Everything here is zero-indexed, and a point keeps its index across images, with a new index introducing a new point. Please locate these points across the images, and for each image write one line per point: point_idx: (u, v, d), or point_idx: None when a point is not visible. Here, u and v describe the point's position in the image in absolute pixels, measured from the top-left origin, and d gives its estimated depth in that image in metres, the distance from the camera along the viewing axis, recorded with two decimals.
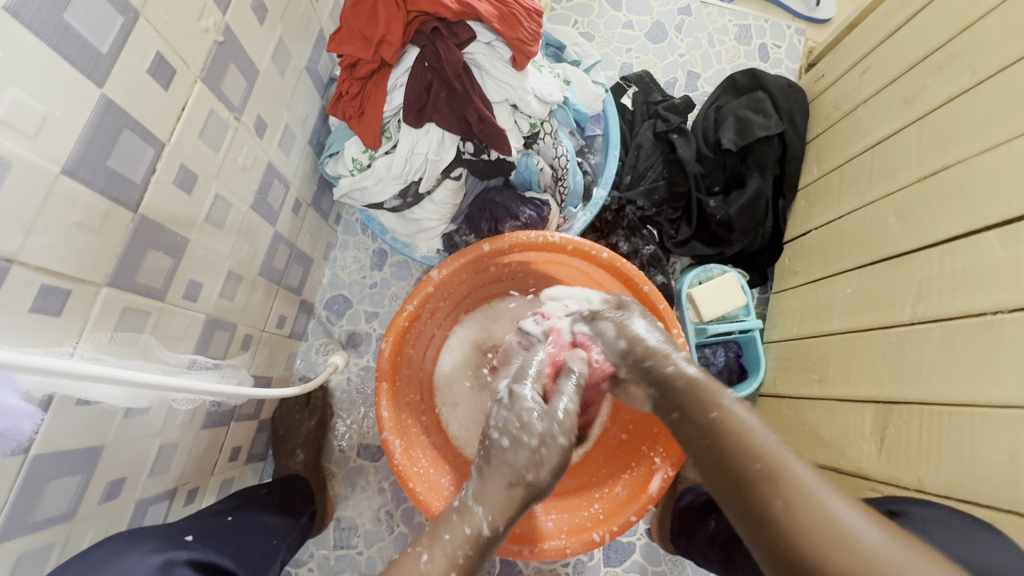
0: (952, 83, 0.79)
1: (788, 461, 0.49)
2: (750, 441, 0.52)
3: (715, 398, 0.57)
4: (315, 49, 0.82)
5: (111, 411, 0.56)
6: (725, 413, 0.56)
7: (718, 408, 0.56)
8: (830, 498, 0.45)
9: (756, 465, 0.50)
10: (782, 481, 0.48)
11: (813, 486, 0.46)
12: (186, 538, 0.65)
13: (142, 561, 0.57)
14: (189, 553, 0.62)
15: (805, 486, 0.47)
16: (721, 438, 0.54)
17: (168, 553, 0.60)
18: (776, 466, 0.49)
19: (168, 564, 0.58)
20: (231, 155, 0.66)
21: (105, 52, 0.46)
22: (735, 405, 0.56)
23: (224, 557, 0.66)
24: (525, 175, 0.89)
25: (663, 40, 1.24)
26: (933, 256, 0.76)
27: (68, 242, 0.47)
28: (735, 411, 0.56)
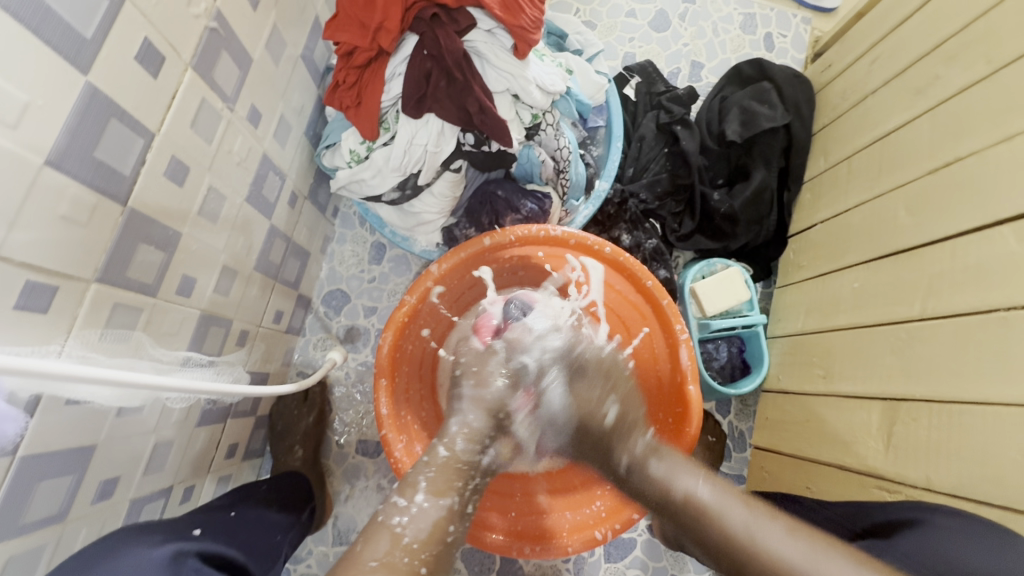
0: (965, 73, 0.77)
1: (762, 536, 0.51)
2: (716, 517, 0.54)
3: (680, 488, 0.57)
4: (311, 37, 0.79)
5: (103, 410, 0.55)
6: (692, 497, 0.56)
7: (683, 494, 0.57)
8: (826, 567, 0.48)
9: (741, 551, 0.51)
10: (768, 563, 0.50)
11: (805, 560, 0.49)
12: (193, 532, 0.64)
13: (151, 552, 0.56)
14: (197, 545, 0.61)
15: (797, 566, 0.49)
16: (694, 518, 0.55)
17: (178, 543, 0.59)
18: (757, 544, 0.51)
19: (179, 555, 0.57)
20: (225, 146, 0.64)
21: (90, 37, 0.44)
22: (697, 486, 0.57)
23: (234, 548, 0.66)
24: (527, 167, 0.88)
25: (666, 29, 1.21)
26: (944, 250, 0.74)
27: (52, 237, 0.45)
28: (700, 494, 0.56)
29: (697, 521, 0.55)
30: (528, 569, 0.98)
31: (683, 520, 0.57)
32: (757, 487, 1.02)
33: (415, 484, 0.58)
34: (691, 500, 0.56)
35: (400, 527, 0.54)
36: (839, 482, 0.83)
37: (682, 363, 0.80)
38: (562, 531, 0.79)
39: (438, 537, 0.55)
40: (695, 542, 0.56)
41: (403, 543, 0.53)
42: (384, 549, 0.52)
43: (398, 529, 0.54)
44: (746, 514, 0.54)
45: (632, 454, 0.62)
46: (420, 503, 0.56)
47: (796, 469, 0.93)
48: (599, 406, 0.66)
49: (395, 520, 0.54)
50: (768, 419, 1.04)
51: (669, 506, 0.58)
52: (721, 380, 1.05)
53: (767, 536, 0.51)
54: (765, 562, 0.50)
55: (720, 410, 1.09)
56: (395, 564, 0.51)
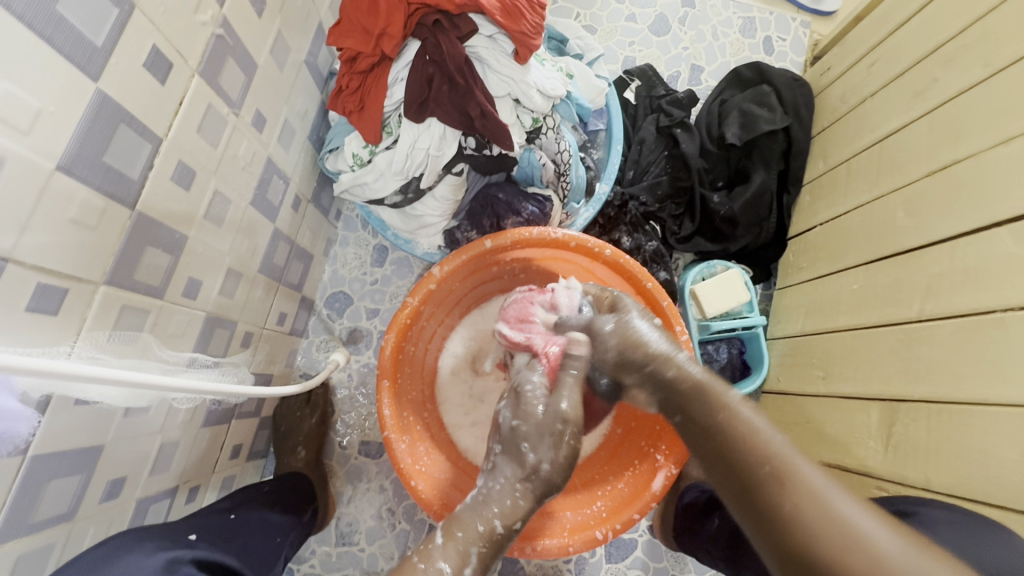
0: (962, 76, 0.78)
1: (796, 463, 0.51)
2: (753, 436, 0.54)
3: (720, 400, 0.59)
4: (315, 42, 0.81)
5: (111, 410, 0.55)
6: (730, 411, 0.57)
7: (723, 409, 0.57)
8: (844, 503, 0.46)
9: (764, 468, 0.51)
10: (789, 483, 0.49)
11: (823, 487, 0.48)
12: (189, 536, 0.65)
13: (146, 560, 0.57)
14: (194, 552, 0.62)
15: (814, 489, 0.48)
16: (726, 439, 0.55)
17: (174, 551, 0.60)
18: (787, 467, 0.50)
19: (173, 563, 0.58)
20: (230, 150, 0.65)
21: (100, 45, 0.45)
22: (740, 404, 0.57)
23: (229, 556, 0.66)
24: (528, 171, 0.88)
25: (666, 33, 1.22)
26: (942, 252, 0.75)
27: (63, 240, 0.46)
28: (741, 412, 0.56)
29: (730, 441, 0.55)
30: (529, 570, 0.99)
31: (710, 431, 0.57)
32: None
33: (463, 554, 0.57)
34: (732, 414, 0.57)
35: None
36: (840, 482, 0.84)
37: None
38: (564, 531, 0.78)
39: None
40: (719, 464, 0.55)
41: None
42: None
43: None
44: (786, 444, 0.53)
45: (679, 367, 0.63)
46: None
47: None
48: (641, 331, 0.67)
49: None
50: (768, 421, 1.04)
51: (702, 414, 0.58)
52: None
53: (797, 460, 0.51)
54: (785, 481, 0.50)
55: None
56: None
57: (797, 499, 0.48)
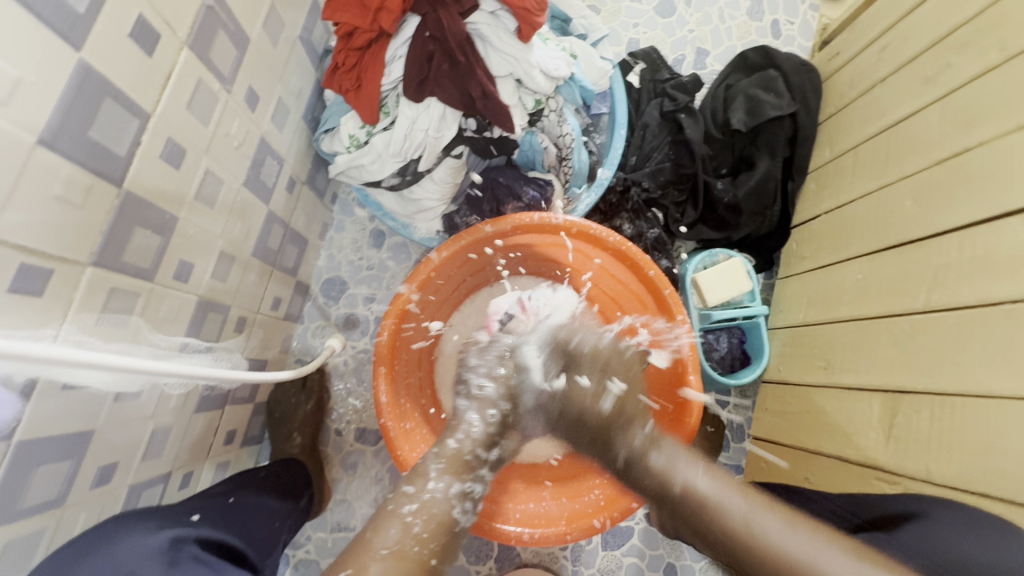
0: (977, 62, 0.76)
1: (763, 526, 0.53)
2: (723, 513, 0.55)
3: (669, 478, 0.59)
4: (310, 17, 0.78)
5: (101, 394, 0.54)
6: (690, 490, 0.57)
7: (682, 485, 0.57)
8: (825, 557, 0.49)
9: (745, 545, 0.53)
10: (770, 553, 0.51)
11: (804, 550, 0.50)
12: (191, 517, 0.64)
13: (145, 540, 0.55)
14: (196, 531, 0.61)
15: (799, 556, 0.50)
16: (700, 513, 0.56)
17: (176, 530, 0.59)
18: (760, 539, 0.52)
19: (177, 541, 0.57)
20: (222, 128, 0.63)
21: (82, 12, 0.43)
22: (696, 478, 0.58)
23: (233, 535, 0.66)
24: (529, 154, 0.87)
25: (671, 15, 1.19)
26: (951, 242, 0.74)
27: (46, 218, 0.44)
28: (700, 485, 0.57)
29: (702, 520, 0.56)
30: (526, 557, 0.99)
31: (680, 510, 0.58)
32: (755, 478, 1.03)
33: (425, 474, 0.61)
34: (691, 493, 0.57)
35: (410, 516, 0.56)
36: (838, 472, 0.84)
37: (682, 354, 0.79)
38: (561, 519, 0.78)
39: (444, 529, 0.57)
40: (693, 533, 0.57)
41: (413, 531, 0.55)
42: (394, 537, 0.54)
43: (407, 518, 0.56)
44: (752, 507, 0.55)
45: (631, 447, 0.62)
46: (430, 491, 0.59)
47: (794, 460, 0.93)
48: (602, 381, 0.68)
49: (404, 508, 0.57)
50: (767, 410, 1.04)
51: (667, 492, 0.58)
52: (721, 370, 1.05)
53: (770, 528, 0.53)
54: (743, 551, 0.53)
55: (719, 401, 1.09)
56: (406, 552, 0.53)
57: (788, 570, 0.50)
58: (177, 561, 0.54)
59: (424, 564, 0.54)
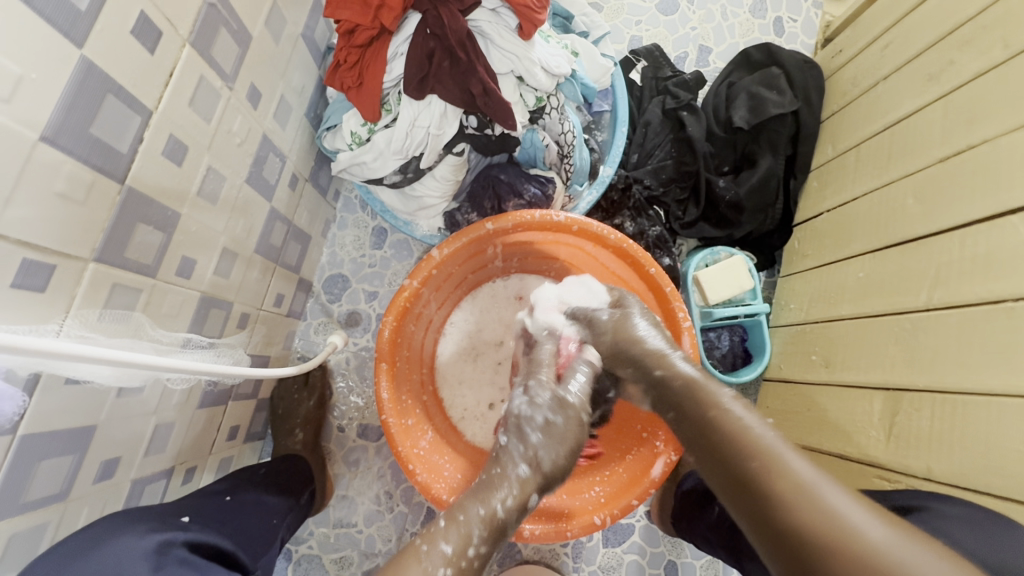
0: (981, 59, 0.75)
1: (783, 454, 0.48)
2: (742, 430, 0.52)
3: (711, 394, 0.57)
4: (312, 15, 0.78)
5: (103, 390, 0.54)
6: (720, 410, 0.55)
7: (713, 406, 0.56)
8: (831, 492, 0.44)
9: (751, 463, 0.49)
10: (777, 478, 0.46)
11: (812, 480, 0.45)
12: (182, 519, 0.63)
13: (138, 542, 0.55)
14: (185, 534, 0.60)
15: (803, 481, 0.45)
16: (717, 430, 0.54)
17: (166, 533, 0.59)
18: (772, 462, 0.48)
19: (164, 545, 0.57)
20: (224, 125, 0.63)
21: (84, 9, 0.43)
22: (730, 402, 0.56)
23: (225, 538, 0.66)
24: (530, 152, 0.86)
25: (674, 12, 1.19)
26: (953, 239, 0.73)
27: (49, 214, 0.45)
28: (731, 410, 0.54)
29: (716, 431, 0.54)
30: (527, 553, 0.99)
31: (700, 425, 0.56)
32: None
33: (465, 535, 0.52)
34: (718, 408, 0.55)
35: None
36: (840, 470, 0.84)
37: (683, 352, 0.78)
38: (562, 515, 0.78)
39: None
40: (705, 451, 0.55)
41: None
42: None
43: None
44: (776, 438, 0.50)
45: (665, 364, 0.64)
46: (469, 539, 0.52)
47: None
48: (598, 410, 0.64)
49: None
50: (767, 409, 1.04)
51: (695, 406, 0.57)
52: (722, 369, 1.05)
53: (788, 458, 0.48)
54: (746, 466, 0.49)
55: None
56: None
57: (785, 491, 0.45)
58: (162, 565, 0.54)
59: None
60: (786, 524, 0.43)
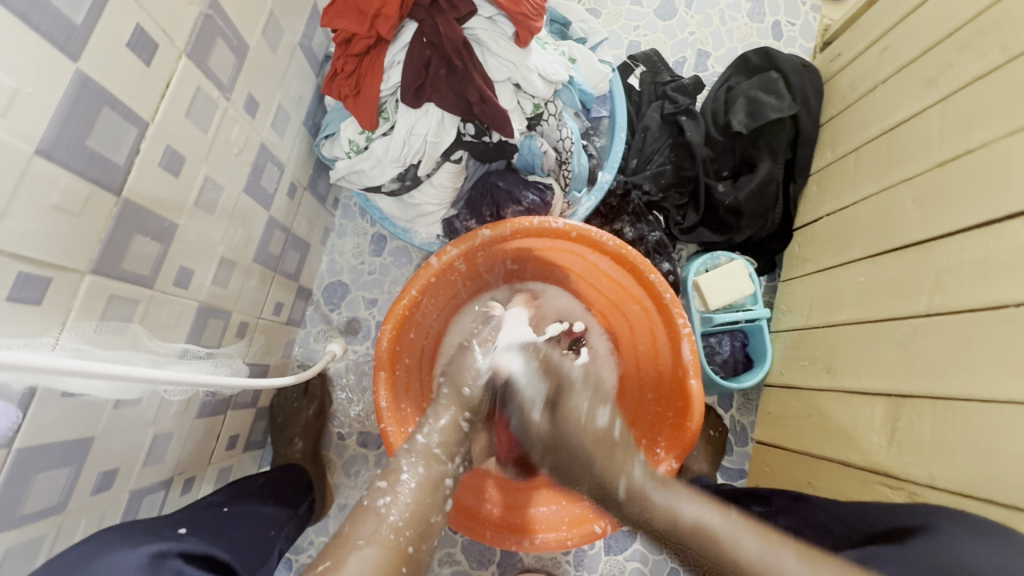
0: (978, 62, 0.75)
1: (741, 545, 0.49)
2: (695, 530, 0.51)
3: (642, 501, 0.56)
4: (310, 24, 0.78)
5: (100, 402, 0.54)
6: (665, 515, 0.53)
7: (658, 500, 0.55)
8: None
9: (721, 569, 0.49)
10: (744, 572, 0.48)
11: (778, 568, 0.47)
12: (178, 531, 0.64)
13: (129, 556, 0.55)
14: (180, 546, 0.60)
15: (772, 573, 0.47)
16: (669, 533, 0.53)
17: (160, 545, 0.58)
18: (738, 561, 0.48)
19: (158, 557, 0.56)
20: (222, 135, 0.63)
21: (79, 23, 0.43)
22: (661, 494, 0.55)
23: (217, 548, 0.65)
24: (528, 158, 0.86)
25: (672, 17, 1.19)
26: (953, 244, 0.73)
27: (44, 227, 0.45)
28: (677, 506, 0.54)
29: (670, 540, 0.53)
30: (528, 562, 0.99)
31: (648, 530, 0.55)
32: (758, 482, 1.02)
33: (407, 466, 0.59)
34: (664, 507, 0.54)
35: (385, 508, 0.54)
36: (842, 478, 0.83)
37: (684, 359, 0.78)
38: (562, 524, 0.77)
39: (421, 519, 0.55)
40: (667, 551, 0.54)
41: (389, 522, 0.53)
42: (371, 528, 0.51)
43: (384, 511, 0.53)
44: (723, 520, 0.51)
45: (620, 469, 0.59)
46: (405, 482, 0.57)
47: (796, 465, 0.92)
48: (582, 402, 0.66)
49: (380, 502, 0.54)
50: (769, 414, 1.03)
51: (637, 522, 0.56)
52: (723, 374, 1.04)
53: (749, 550, 0.48)
54: (715, 566, 0.49)
55: (723, 405, 1.09)
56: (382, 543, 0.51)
57: None
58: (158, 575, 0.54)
59: (400, 554, 0.51)
60: None
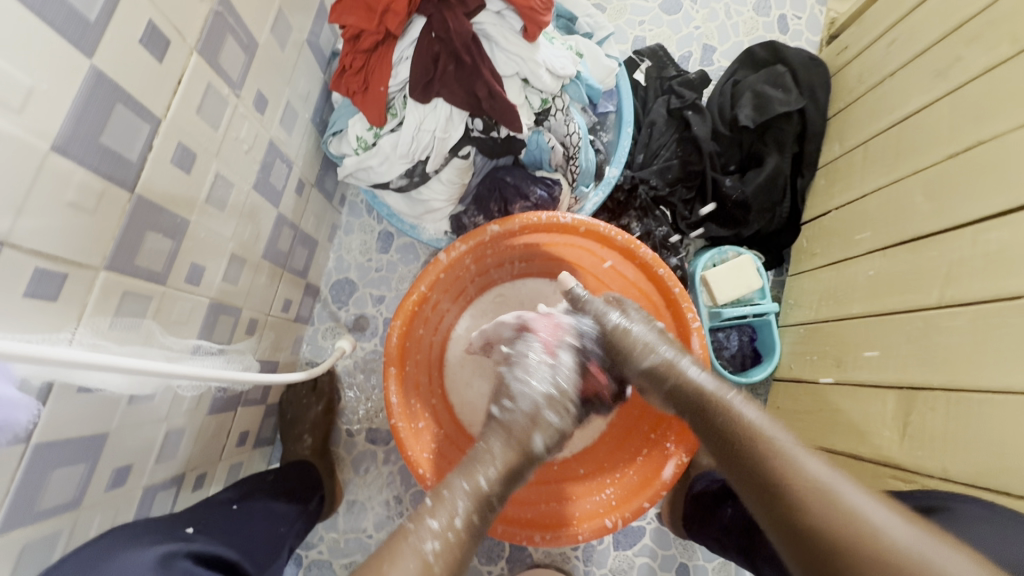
0: (989, 53, 0.74)
1: (802, 459, 0.52)
2: (764, 437, 0.56)
3: (723, 400, 0.62)
4: (317, 21, 0.78)
5: (114, 398, 0.55)
6: (734, 415, 0.59)
7: (730, 414, 0.60)
8: (851, 493, 0.48)
9: (773, 474, 0.53)
10: (796, 480, 0.51)
11: (833, 482, 0.50)
12: (187, 530, 0.64)
13: (140, 555, 0.55)
14: (190, 546, 0.60)
15: (824, 483, 0.50)
16: (735, 437, 0.58)
17: (169, 545, 0.58)
18: (794, 467, 0.52)
19: (168, 557, 0.57)
20: (232, 132, 0.63)
21: (93, 20, 0.43)
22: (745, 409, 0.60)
23: (230, 549, 0.65)
24: (536, 154, 0.85)
25: (677, 11, 1.18)
26: (964, 237, 0.73)
27: (59, 224, 0.45)
28: (746, 414, 0.59)
29: (730, 438, 0.58)
30: (537, 557, 0.99)
31: (715, 428, 0.60)
32: None
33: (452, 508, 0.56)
34: (735, 413, 0.60)
35: (431, 553, 0.52)
36: (855, 471, 0.83)
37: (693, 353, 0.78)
38: (573, 519, 0.78)
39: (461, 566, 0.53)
40: (723, 458, 0.59)
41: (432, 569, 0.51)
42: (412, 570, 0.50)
43: (429, 554, 0.52)
44: (794, 442, 0.55)
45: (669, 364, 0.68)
46: (453, 528, 0.54)
47: None
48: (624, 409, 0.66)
49: (426, 544, 0.53)
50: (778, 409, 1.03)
51: (711, 415, 0.62)
52: (732, 368, 1.04)
53: (811, 467, 0.52)
54: (767, 467, 0.53)
55: None
56: None
57: (806, 494, 0.49)
58: None
59: None
60: (826, 532, 0.47)
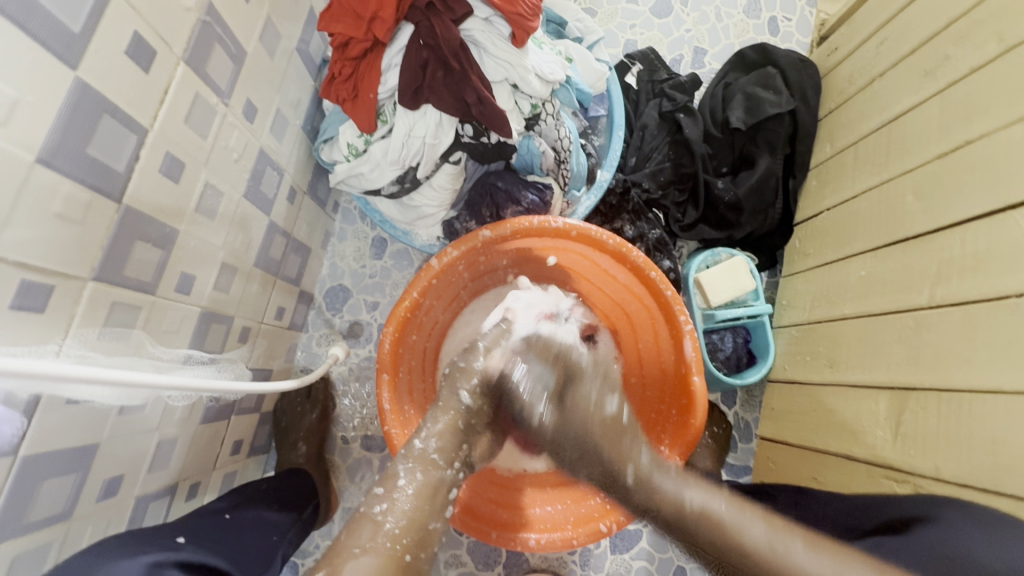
0: (976, 53, 0.75)
1: (785, 551, 0.51)
2: (741, 539, 0.52)
3: (666, 490, 0.58)
4: (306, 28, 0.78)
5: (104, 409, 0.54)
6: (702, 513, 0.55)
7: (694, 507, 0.56)
8: None
9: None
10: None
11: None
12: (176, 540, 0.63)
13: (130, 564, 0.55)
14: (178, 555, 0.60)
15: None
16: (710, 535, 0.54)
17: (157, 555, 0.58)
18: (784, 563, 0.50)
19: (157, 566, 0.56)
20: (221, 141, 0.63)
21: (78, 31, 0.43)
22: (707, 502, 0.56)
23: (221, 558, 0.64)
24: (527, 158, 0.86)
25: (668, 15, 1.19)
26: (953, 236, 0.73)
27: (45, 236, 0.45)
28: (710, 504, 0.55)
29: (702, 543, 0.54)
30: (535, 562, 0.98)
31: (678, 529, 0.56)
32: (763, 478, 1.02)
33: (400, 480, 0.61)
34: (697, 511, 0.56)
35: (382, 515, 0.58)
36: (848, 473, 0.82)
37: (686, 356, 0.78)
38: (567, 523, 0.77)
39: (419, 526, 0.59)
40: (701, 555, 0.55)
41: (385, 529, 0.57)
42: (368, 537, 0.56)
43: (380, 517, 0.58)
44: (767, 532, 0.53)
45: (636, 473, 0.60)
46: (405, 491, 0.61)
47: (802, 460, 0.92)
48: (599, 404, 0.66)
49: (376, 509, 0.59)
50: (773, 410, 1.03)
51: (675, 535, 0.57)
52: (726, 370, 1.04)
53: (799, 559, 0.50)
54: (761, 570, 0.51)
55: (726, 402, 1.08)
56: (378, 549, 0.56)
57: None
58: None
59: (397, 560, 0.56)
60: None
